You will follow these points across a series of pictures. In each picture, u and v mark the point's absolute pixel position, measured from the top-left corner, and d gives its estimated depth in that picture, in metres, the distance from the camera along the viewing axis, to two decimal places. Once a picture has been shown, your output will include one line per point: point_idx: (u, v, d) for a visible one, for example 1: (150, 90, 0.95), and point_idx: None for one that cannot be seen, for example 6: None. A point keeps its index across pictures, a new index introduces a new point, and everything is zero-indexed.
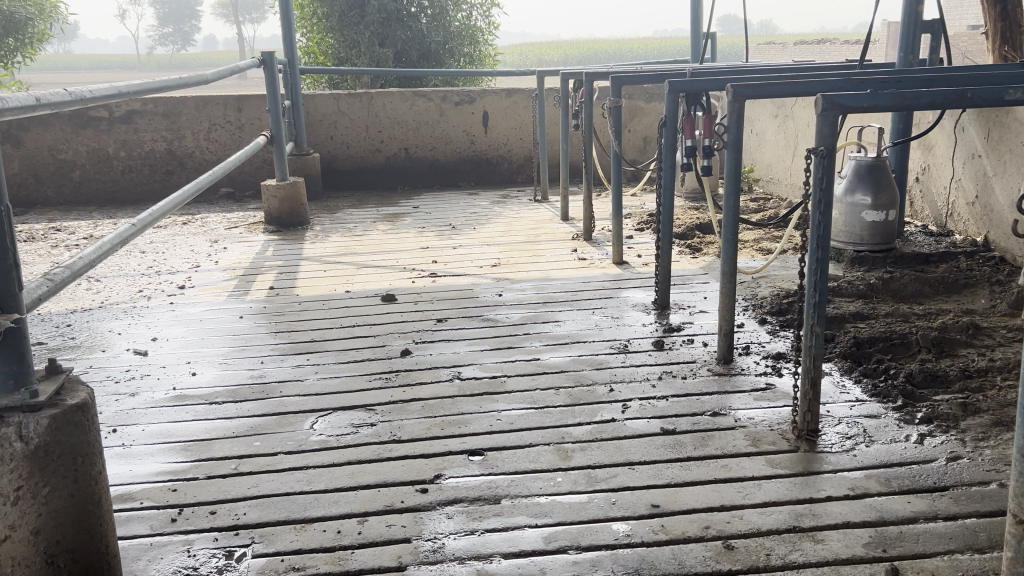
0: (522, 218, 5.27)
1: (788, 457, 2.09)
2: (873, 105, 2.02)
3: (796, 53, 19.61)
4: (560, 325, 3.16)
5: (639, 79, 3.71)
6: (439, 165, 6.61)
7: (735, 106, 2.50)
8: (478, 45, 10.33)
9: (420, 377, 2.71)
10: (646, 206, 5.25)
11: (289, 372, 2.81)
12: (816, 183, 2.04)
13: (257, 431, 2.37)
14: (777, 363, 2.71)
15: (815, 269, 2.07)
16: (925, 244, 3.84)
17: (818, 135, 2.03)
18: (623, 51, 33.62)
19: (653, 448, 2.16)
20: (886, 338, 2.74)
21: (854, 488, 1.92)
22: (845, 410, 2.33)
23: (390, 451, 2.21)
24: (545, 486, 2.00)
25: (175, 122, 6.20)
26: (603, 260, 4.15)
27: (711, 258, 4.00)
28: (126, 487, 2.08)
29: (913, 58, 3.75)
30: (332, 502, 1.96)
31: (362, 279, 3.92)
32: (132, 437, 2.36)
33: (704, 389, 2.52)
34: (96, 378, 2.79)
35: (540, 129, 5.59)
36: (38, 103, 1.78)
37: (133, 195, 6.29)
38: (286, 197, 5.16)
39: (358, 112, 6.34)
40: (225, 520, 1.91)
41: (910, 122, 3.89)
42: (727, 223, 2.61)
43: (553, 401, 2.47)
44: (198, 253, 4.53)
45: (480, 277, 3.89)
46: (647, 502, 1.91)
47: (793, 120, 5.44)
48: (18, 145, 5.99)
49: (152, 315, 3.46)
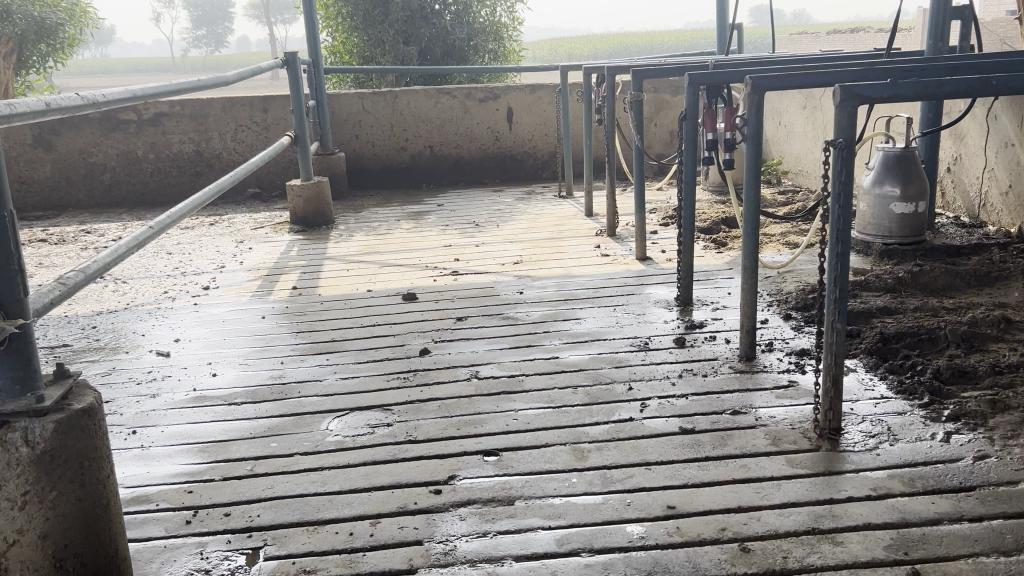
0: (546, 215, 5.24)
1: (809, 457, 2.05)
2: (894, 95, 1.96)
3: (827, 42, 19.33)
4: (580, 323, 3.14)
5: (660, 72, 3.65)
6: (464, 162, 6.60)
7: (754, 99, 2.45)
8: (502, 41, 10.30)
9: (439, 377, 2.69)
10: (671, 200, 5.20)
11: (308, 372, 2.81)
12: (835, 176, 1.99)
13: (274, 431, 2.37)
14: (801, 359, 2.65)
15: (835, 264, 2.02)
16: (956, 236, 3.75)
17: (836, 127, 1.97)
18: (652, 44, 33.42)
19: (671, 448, 2.13)
20: (913, 333, 2.67)
21: (876, 489, 1.87)
22: (869, 408, 2.27)
23: (404, 452, 2.20)
24: (560, 487, 1.97)
25: (202, 124, 6.25)
26: (627, 256, 4.10)
27: (736, 252, 3.94)
28: (144, 489, 2.09)
29: (943, 46, 3.66)
30: (345, 504, 1.96)
31: (384, 278, 3.92)
32: (151, 439, 2.37)
33: (725, 386, 2.48)
34: (119, 380, 2.82)
35: (564, 123, 5.55)
36: (49, 108, 1.79)
37: (162, 196, 6.36)
38: (310, 197, 5.18)
39: (383, 110, 6.35)
40: (239, 522, 1.91)
41: (939, 112, 3.79)
42: (747, 217, 2.56)
43: (571, 400, 2.45)
44: (223, 254, 4.57)
45: (502, 274, 3.88)
46: (663, 504, 1.87)
47: (821, 111, 5.35)
48: (50, 149, 6.09)
49: (176, 316, 3.49)
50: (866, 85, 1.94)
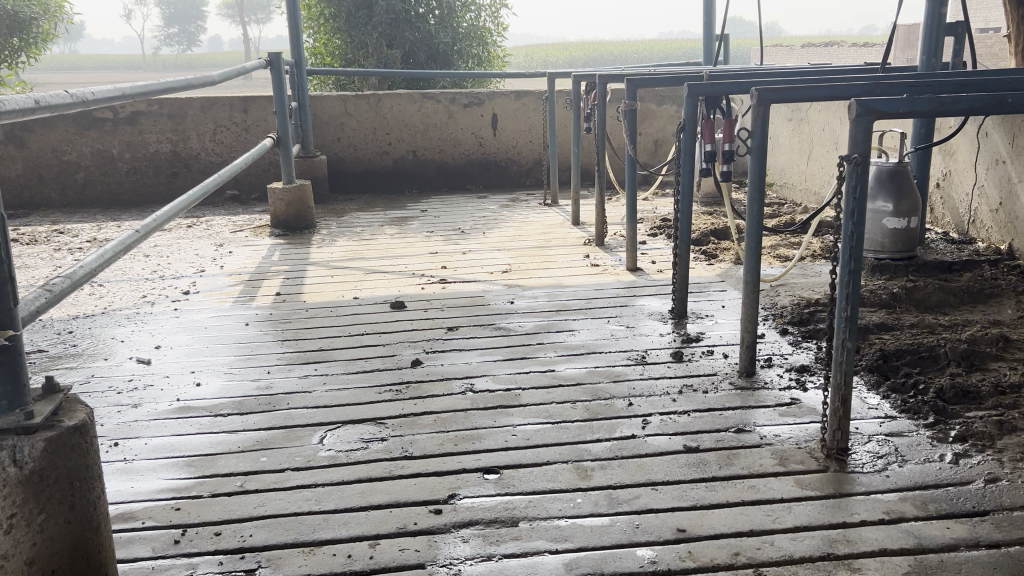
0: (531, 223, 5.19)
1: (818, 478, 2.00)
2: (910, 111, 1.93)
3: (802, 54, 19.48)
4: (574, 335, 3.08)
5: (655, 81, 3.61)
6: (448, 168, 6.53)
7: (760, 110, 2.40)
8: (486, 46, 10.25)
9: (433, 390, 2.62)
10: (658, 210, 5.17)
11: (297, 382, 2.72)
12: (849, 192, 1.95)
13: (263, 445, 2.29)
14: (801, 376, 2.61)
15: (847, 281, 1.98)
16: (947, 252, 3.75)
17: (851, 142, 1.93)
18: (629, 53, 33.55)
19: (677, 467, 2.08)
20: (914, 351, 2.65)
21: (889, 513, 1.83)
22: (874, 427, 2.24)
23: (401, 468, 2.12)
24: (565, 508, 1.91)
25: (180, 124, 6.13)
26: (617, 266, 4.06)
27: (727, 264, 3.91)
28: (128, 505, 1.99)
29: (936, 62, 3.67)
30: (343, 524, 1.88)
31: (370, 285, 3.84)
32: (134, 451, 2.28)
33: (727, 403, 2.44)
34: (99, 388, 2.71)
35: (550, 131, 5.50)
36: (37, 105, 1.70)
37: (138, 197, 6.22)
38: (292, 200, 5.09)
39: (366, 113, 6.26)
40: (230, 543, 1.83)
41: (932, 127, 3.79)
42: (751, 230, 2.52)
43: (570, 416, 2.39)
44: (202, 258, 4.46)
45: (491, 283, 3.81)
46: (673, 527, 1.82)
47: (808, 124, 5.34)
48: (22, 146, 5.93)
49: (156, 322, 3.38)
50: (883, 99, 1.91)
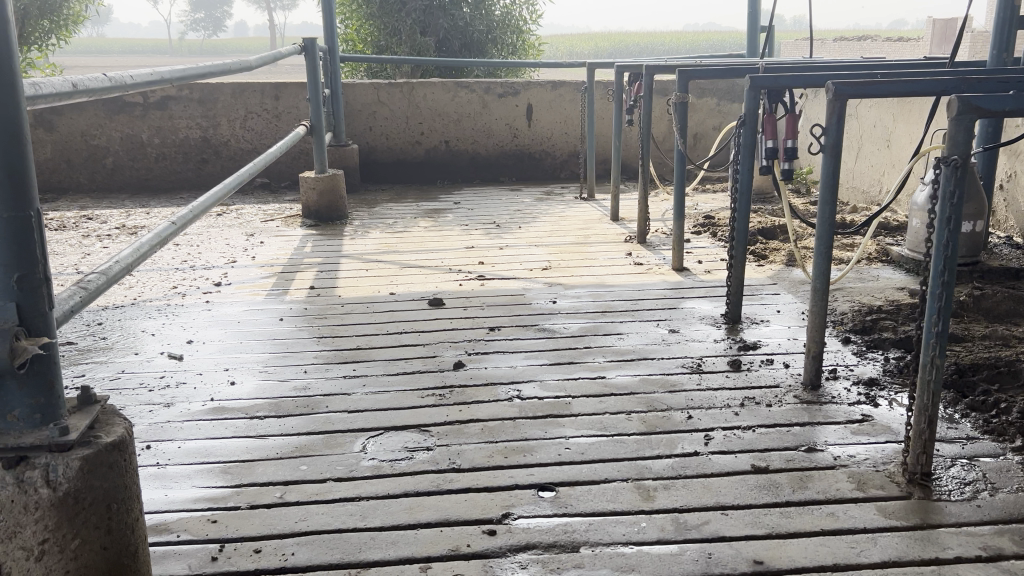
0: (569, 217, 5.03)
1: (901, 506, 1.85)
2: (1016, 109, 1.76)
3: (835, 50, 19.10)
4: (624, 339, 2.94)
5: (709, 73, 3.44)
6: (481, 159, 6.39)
7: (836, 106, 2.23)
8: (521, 35, 10.13)
9: (478, 395, 2.48)
10: (700, 207, 5.01)
11: (335, 384, 2.59)
12: (946, 198, 1.78)
13: (302, 452, 2.16)
14: (871, 390, 2.45)
15: (939, 294, 1.82)
16: (1011, 257, 3.57)
17: (948, 144, 1.77)
18: (657, 43, 33.19)
19: (747, 489, 1.93)
20: (992, 366, 2.49)
21: (985, 549, 1.68)
22: (957, 448, 2.08)
23: (450, 482, 1.99)
24: (629, 532, 1.77)
25: (211, 109, 6.03)
26: (662, 266, 3.90)
27: (778, 266, 3.75)
28: (162, 516, 1.88)
29: (1006, 56, 3.48)
30: (391, 544, 1.75)
31: (407, 281, 3.71)
32: (167, 456, 2.16)
33: (794, 419, 2.28)
34: (129, 386, 2.59)
35: (590, 122, 5.34)
36: (75, 89, 1.56)
37: (167, 183, 6.13)
38: (324, 190, 4.95)
39: (399, 102, 6.14)
40: (271, 561, 1.70)
41: (999, 126, 3.60)
42: (822, 233, 2.36)
43: (626, 429, 2.25)
44: (234, 247, 4.34)
45: (531, 281, 3.67)
46: (748, 557, 1.68)
47: (857, 120, 5.16)
48: (50, 129, 5.86)
49: (187, 315, 3.27)
50: (985, 96, 1.75)
